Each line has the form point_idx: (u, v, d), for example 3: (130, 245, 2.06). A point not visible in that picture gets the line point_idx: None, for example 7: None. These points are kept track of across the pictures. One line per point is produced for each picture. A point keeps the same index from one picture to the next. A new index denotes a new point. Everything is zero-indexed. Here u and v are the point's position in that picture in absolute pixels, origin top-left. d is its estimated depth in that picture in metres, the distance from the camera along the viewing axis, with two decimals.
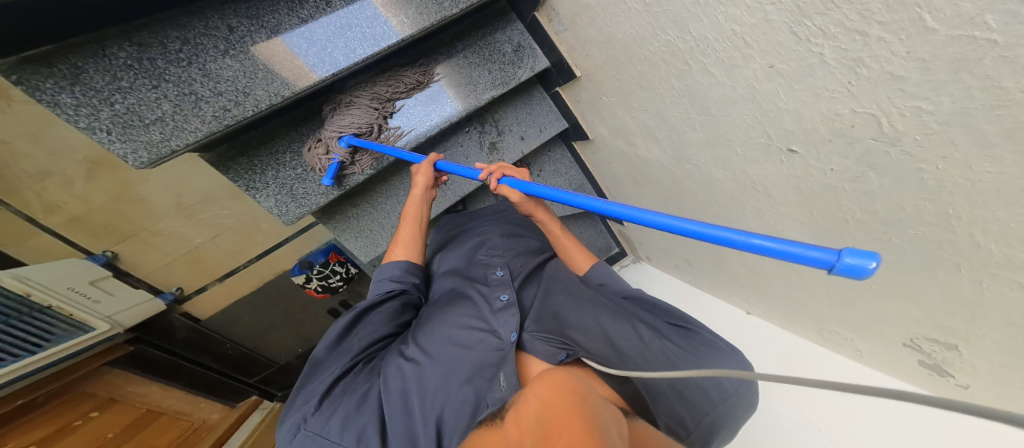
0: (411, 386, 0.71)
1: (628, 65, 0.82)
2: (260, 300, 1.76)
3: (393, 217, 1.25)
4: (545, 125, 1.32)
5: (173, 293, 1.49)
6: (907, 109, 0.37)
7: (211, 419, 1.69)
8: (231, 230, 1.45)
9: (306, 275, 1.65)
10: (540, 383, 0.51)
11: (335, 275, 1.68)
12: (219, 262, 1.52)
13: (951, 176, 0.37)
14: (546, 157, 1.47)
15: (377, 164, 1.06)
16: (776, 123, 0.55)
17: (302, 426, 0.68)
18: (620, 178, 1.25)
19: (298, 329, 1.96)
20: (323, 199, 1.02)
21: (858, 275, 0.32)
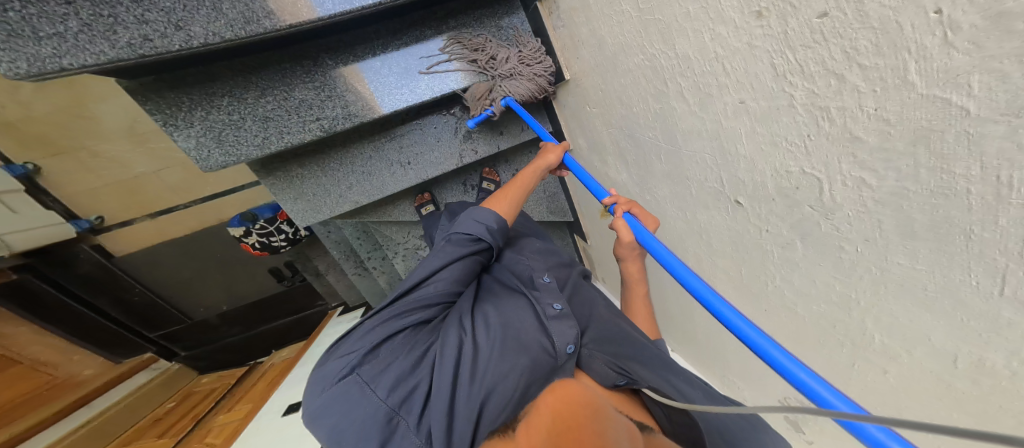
0: (466, 360, 0.65)
1: (613, 75, 0.80)
2: (189, 246, 1.85)
3: (342, 186, 1.08)
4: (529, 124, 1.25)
5: (90, 222, 1.60)
6: (851, 179, 0.37)
7: (84, 374, 1.69)
8: (181, 167, 1.67)
9: (245, 228, 1.66)
10: (551, 393, 0.60)
11: (280, 233, 1.73)
12: (156, 194, 1.68)
13: (865, 260, 0.39)
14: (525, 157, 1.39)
15: (330, 126, 0.91)
16: (731, 170, 0.55)
17: (355, 370, 0.61)
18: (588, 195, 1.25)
19: (229, 285, 2.02)
20: (257, 151, 0.87)
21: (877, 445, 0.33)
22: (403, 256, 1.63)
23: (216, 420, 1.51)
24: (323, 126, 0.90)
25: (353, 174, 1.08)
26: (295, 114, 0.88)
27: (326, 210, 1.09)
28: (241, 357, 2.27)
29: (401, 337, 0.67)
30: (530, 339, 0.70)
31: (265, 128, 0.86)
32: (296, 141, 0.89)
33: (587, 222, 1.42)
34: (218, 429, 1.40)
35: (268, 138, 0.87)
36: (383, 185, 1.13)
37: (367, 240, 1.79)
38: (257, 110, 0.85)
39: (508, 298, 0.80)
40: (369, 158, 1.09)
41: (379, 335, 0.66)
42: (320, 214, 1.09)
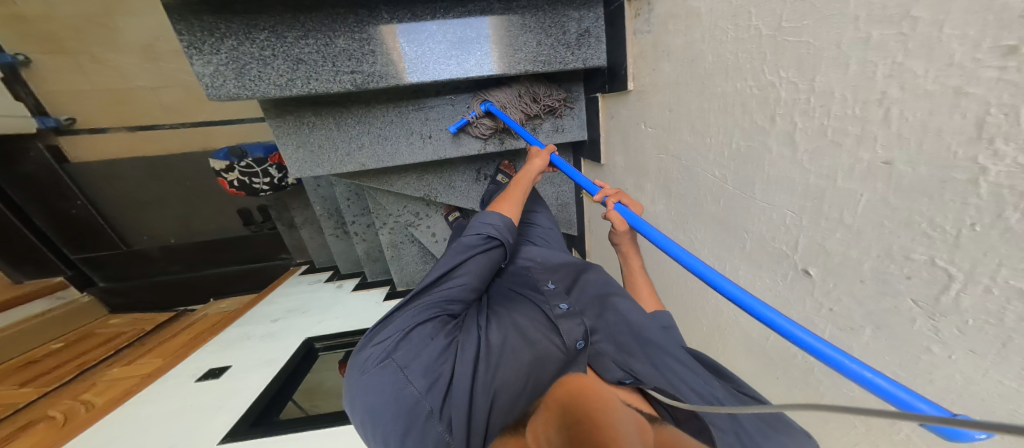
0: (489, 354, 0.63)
1: (696, 95, 0.63)
2: (162, 166, 1.86)
3: (353, 145, 0.98)
4: (564, 127, 1.10)
5: (57, 122, 1.71)
6: (993, 285, 0.29)
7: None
8: (184, 88, 1.79)
9: (231, 163, 1.52)
10: (562, 385, 0.38)
11: (266, 176, 1.60)
12: (139, 110, 1.77)
13: (956, 368, 0.33)
14: None
15: (363, 83, 0.81)
16: (818, 238, 0.44)
17: (389, 356, 0.59)
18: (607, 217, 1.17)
19: (184, 218, 1.99)
20: (276, 92, 0.78)
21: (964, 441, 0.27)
22: (390, 228, 1.55)
23: (105, 374, 1.35)
24: (355, 80, 0.80)
25: (369, 134, 0.98)
26: (330, 62, 0.78)
27: (328, 165, 0.98)
28: (165, 302, 2.14)
29: (423, 327, 0.64)
30: (542, 339, 0.66)
31: (295, 70, 0.77)
32: (321, 89, 0.80)
33: (593, 242, 1.35)
34: (101, 387, 1.25)
35: (293, 80, 0.78)
36: (395, 154, 1.02)
37: (356, 202, 1.69)
38: (292, 50, 0.76)
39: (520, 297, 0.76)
40: (392, 123, 0.98)
41: (410, 320, 0.65)
42: (318, 169, 0.97)
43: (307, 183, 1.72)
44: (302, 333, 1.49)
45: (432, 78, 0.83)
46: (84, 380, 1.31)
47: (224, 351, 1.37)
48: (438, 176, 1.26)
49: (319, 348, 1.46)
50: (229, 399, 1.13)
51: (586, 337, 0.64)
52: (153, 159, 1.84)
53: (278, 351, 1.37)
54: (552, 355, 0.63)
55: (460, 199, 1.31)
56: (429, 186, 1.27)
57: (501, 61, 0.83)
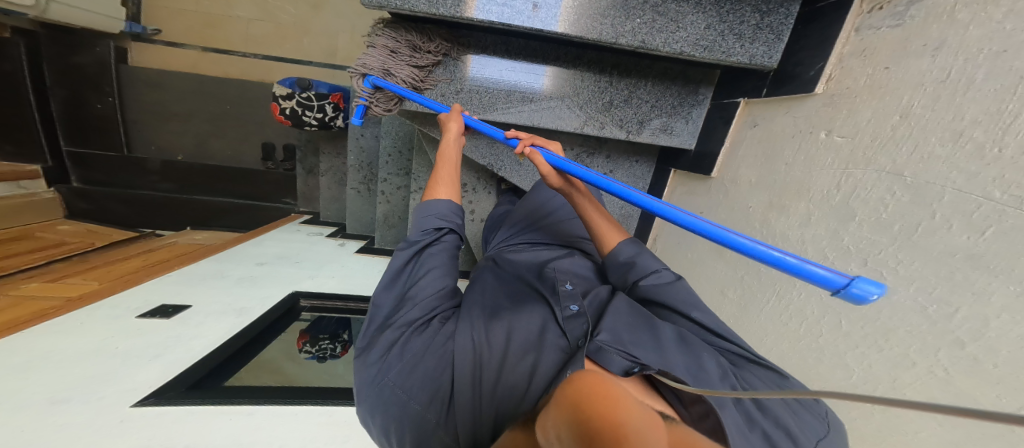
0: (485, 364, 0.55)
1: (925, 99, 0.47)
2: (206, 85, 1.79)
3: (453, 88, 0.90)
4: (672, 129, 0.95)
5: (144, 30, 1.71)
6: None
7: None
8: (275, 24, 1.78)
9: (292, 91, 1.44)
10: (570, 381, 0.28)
11: (319, 113, 1.50)
12: (221, 33, 1.77)
13: None
14: (628, 163, 1.20)
15: (508, 20, 0.70)
16: None
17: (381, 376, 0.53)
18: (695, 241, 1.02)
19: (205, 138, 1.88)
20: (423, 8, 0.68)
21: (861, 299, 0.37)
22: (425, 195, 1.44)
23: (22, 288, 1.20)
24: (501, 16, 0.69)
25: (474, 81, 0.89)
26: None
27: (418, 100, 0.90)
28: (136, 218, 1.96)
29: (415, 336, 0.57)
30: (542, 339, 0.57)
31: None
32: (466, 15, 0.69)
33: None
34: (13, 301, 1.10)
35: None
36: (491, 108, 0.92)
37: (396, 161, 1.59)
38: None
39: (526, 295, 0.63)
40: (500, 75, 0.89)
41: (394, 338, 0.56)
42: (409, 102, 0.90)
43: (352, 130, 1.64)
44: (287, 285, 1.35)
45: (582, 31, 0.71)
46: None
47: (173, 287, 1.22)
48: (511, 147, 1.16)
49: (303, 307, 1.32)
50: (169, 349, 0.95)
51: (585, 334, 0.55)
52: (206, 78, 1.78)
53: (252, 301, 1.22)
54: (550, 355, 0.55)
55: (524, 179, 1.19)
56: (496, 156, 1.17)
57: (662, 36, 0.72)
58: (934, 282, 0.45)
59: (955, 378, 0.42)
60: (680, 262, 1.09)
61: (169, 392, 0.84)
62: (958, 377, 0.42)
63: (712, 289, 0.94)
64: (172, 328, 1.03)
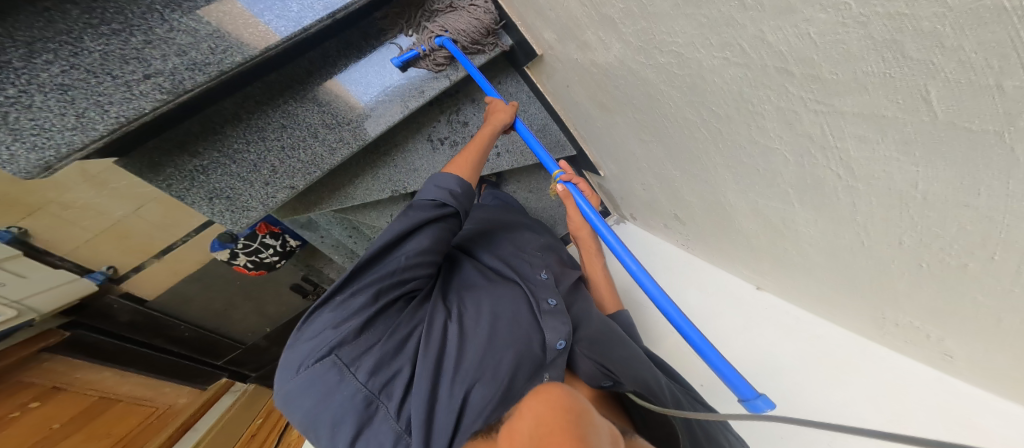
0: (450, 353, 0.58)
1: None
2: (205, 278, 1.88)
3: (265, 170, 0.76)
4: (478, 44, 0.95)
5: (106, 272, 1.55)
6: None
7: (179, 403, 1.66)
8: (156, 199, 1.52)
9: (229, 250, 1.57)
10: (535, 394, 0.43)
11: (268, 247, 1.62)
12: (149, 236, 1.59)
13: None
14: (494, 90, 1.13)
15: (179, 85, 0.55)
16: None
17: (333, 350, 0.52)
18: (587, 112, 0.84)
19: (261, 309, 2.13)
20: (79, 137, 0.49)
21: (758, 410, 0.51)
22: None
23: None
24: (166, 87, 0.54)
25: (276, 151, 0.77)
26: (115, 74, 0.50)
27: (259, 205, 0.77)
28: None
29: (384, 312, 0.57)
30: (515, 331, 0.61)
31: (67, 102, 0.48)
32: (139, 112, 0.53)
33: (592, 148, 1.11)
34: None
35: (90, 114, 0.50)
36: (319, 158, 0.81)
37: (360, 234, 1.64)
38: (42, 74, 0.46)
39: (500, 283, 0.71)
40: (287, 129, 0.78)
41: (362, 311, 0.55)
42: (254, 211, 0.77)
43: (310, 238, 1.68)
44: None
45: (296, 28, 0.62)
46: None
47: None
48: (392, 165, 1.07)
49: None
50: None
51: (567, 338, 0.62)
52: (196, 274, 1.84)
53: None
54: (531, 350, 0.60)
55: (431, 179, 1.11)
56: (391, 180, 1.07)
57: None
58: (702, 35, 0.35)
59: (834, 103, 0.27)
60: (598, 141, 0.98)
61: None
62: (833, 100, 0.27)
63: (633, 141, 0.75)
64: None
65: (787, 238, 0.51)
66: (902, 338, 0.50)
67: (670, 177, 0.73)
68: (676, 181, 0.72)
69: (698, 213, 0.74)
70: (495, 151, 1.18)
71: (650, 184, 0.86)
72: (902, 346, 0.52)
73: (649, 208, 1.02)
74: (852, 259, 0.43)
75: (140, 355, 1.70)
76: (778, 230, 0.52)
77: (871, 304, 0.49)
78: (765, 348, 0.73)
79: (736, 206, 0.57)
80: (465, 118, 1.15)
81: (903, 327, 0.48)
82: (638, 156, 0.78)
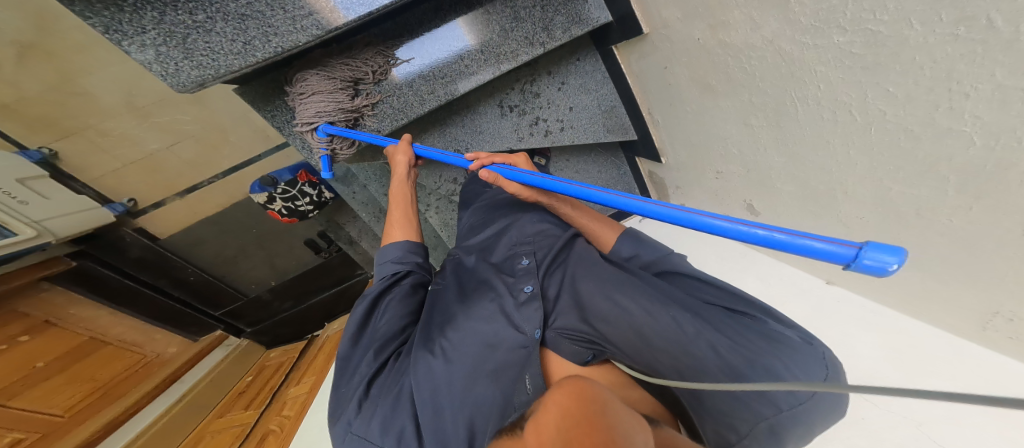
0: (439, 388, 0.66)
1: None
2: (225, 223, 1.85)
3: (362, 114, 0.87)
4: (585, 16, 0.95)
5: (125, 205, 1.57)
6: None
7: (168, 352, 1.82)
8: (193, 138, 1.55)
9: (269, 193, 1.57)
10: (557, 388, 0.41)
11: (305, 196, 1.63)
12: (177, 173, 1.61)
13: None
14: (572, 66, 1.16)
15: (328, 24, 0.72)
16: None
17: (349, 431, 0.67)
18: (681, 91, 0.89)
19: (273, 261, 2.08)
20: (238, 61, 0.70)
21: (879, 272, 0.32)
22: (436, 209, 1.54)
23: (291, 390, 1.47)
24: (319, 25, 0.72)
25: (379, 94, 0.85)
26: (280, 9, 0.69)
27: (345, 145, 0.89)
28: (301, 331, 2.39)
29: (376, 380, 0.71)
30: (488, 345, 0.69)
31: (242, 30, 0.68)
32: (289, 45, 0.72)
33: (663, 134, 1.15)
34: (292, 402, 1.34)
35: (251, 43, 0.69)
36: (409, 107, 0.88)
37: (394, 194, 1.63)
38: (226, 6, 0.65)
39: (472, 298, 0.77)
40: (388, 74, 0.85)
41: (358, 392, 0.70)
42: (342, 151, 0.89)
43: (342, 193, 1.71)
44: None
45: None
46: (279, 399, 1.44)
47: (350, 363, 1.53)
48: (459, 125, 1.11)
49: None
50: None
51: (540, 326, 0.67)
52: (217, 218, 1.82)
53: None
54: (510, 361, 0.67)
55: (492, 142, 1.13)
56: (455, 140, 1.12)
57: None
58: (932, 11, 0.37)
59: None
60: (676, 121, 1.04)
61: None
62: None
63: (733, 122, 0.78)
64: None
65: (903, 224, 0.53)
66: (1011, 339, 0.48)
67: (764, 162, 0.76)
68: (773, 167, 0.73)
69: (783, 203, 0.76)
70: (560, 125, 1.19)
71: (729, 172, 0.89)
72: (1017, 350, 0.47)
73: (715, 198, 1.04)
74: (987, 248, 0.44)
75: (141, 295, 1.73)
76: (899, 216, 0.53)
77: (986, 295, 0.48)
78: (838, 341, 0.70)
79: (852, 190, 0.59)
80: (538, 90, 1.14)
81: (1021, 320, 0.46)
82: (730, 139, 0.82)
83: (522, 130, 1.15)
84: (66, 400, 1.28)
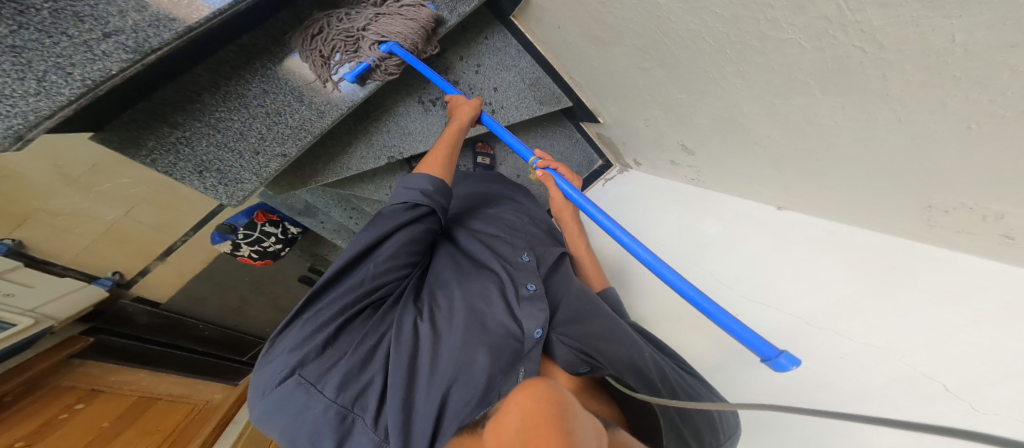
0: (420, 357, 0.60)
1: None
2: (215, 275, 1.86)
3: (252, 137, 0.83)
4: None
5: (112, 278, 1.56)
6: None
7: (216, 398, 1.64)
8: (147, 200, 1.51)
9: (231, 241, 1.55)
10: (521, 389, 0.41)
11: (270, 236, 1.62)
12: (148, 236, 1.58)
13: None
14: (481, 46, 1.11)
15: (146, 42, 0.57)
16: None
17: (296, 371, 0.55)
18: (584, 53, 0.87)
19: (276, 302, 2.09)
20: (42, 105, 0.52)
21: (783, 366, 0.57)
22: None
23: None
24: (135, 44, 0.56)
25: (263, 117, 0.83)
26: (76, 30, 0.53)
27: (251, 176, 0.84)
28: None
29: (349, 325, 0.61)
30: (487, 322, 0.65)
31: (29, 65, 0.51)
32: (105, 73, 0.55)
33: (591, 95, 1.13)
34: None
35: (51, 80, 0.53)
36: (306, 123, 0.88)
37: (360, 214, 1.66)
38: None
39: (473, 277, 0.75)
40: (265, 94, 0.83)
41: (325, 325, 0.59)
42: (247, 183, 0.84)
43: (312, 225, 1.69)
44: None
45: None
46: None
47: None
48: (386, 131, 1.15)
49: None
50: None
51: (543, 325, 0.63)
52: (203, 273, 1.82)
53: None
54: (502, 347, 0.61)
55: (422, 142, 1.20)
56: (384, 147, 1.16)
57: None
58: None
59: None
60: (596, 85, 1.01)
61: None
62: None
63: (634, 70, 0.76)
64: None
65: (810, 137, 0.53)
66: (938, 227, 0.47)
67: (678, 105, 0.75)
68: (677, 100, 0.74)
69: (710, 135, 0.75)
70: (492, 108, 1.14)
71: (659, 118, 0.87)
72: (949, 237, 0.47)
73: (656, 144, 1.02)
74: (888, 138, 0.42)
75: (164, 353, 1.69)
76: (802, 130, 0.53)
77: (912, 191, 0.46)
78: (802, 264, 0.69)
79: (751, 115, 0.60)
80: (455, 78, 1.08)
81: (956, 211, 0.43)
82: (639, 85, 0.80)
83: None
84: (154, 442, 1.14)
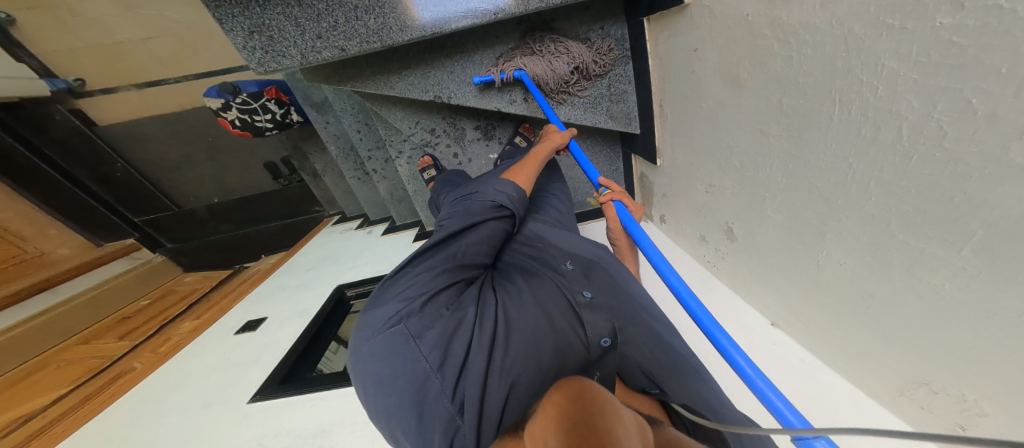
0: (503, 337, 0.55)
1: None
2: (175, 126, 1.88)
3: (324, 23, 0.81)
4: None
5: (68, 82, 1.69)
6: None
7: (57, 254, 1.77)
8: (170, 37, 1.65)
9: (224, 100, 1.41)
10: (557, 388, 0.32)
11: (266, 114, 1.49)
12: (139, 63, 1.71)
13: None
14: (590, 33, 1.11)
15: None
16: None
17: (400, 321, 0.53)
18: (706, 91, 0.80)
19: (219, 177, 2.06)
20: None
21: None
22: (407, 158, 1.42)
23: (177, 331, 1.43)
24: None
25: (346, 9, 0.80)
26: None
27: (296, 54, 0.82)
28: (229, 259, 2.28)
29: (445, 294, 0.59)
30: (558, 316, 0.60)
31: None
32: None
33: (666, 132, 1.05)
34: (169, 341, 1.34)
35: None
36: (383, 32, 0.84)
37: (368, 134, 1.56)
38: None
39: (536, 274, 0.71)
40: None
41: (427, 287, 0.58)
42: (287, 59, 0.83)
43: (315, 119, 1.62)
44: (333, 281, 1.51)
45: None
46: (161, 336, 1.40)
47: (261, 303, 1.44)
48: (447, 69, 1.07)
49: (350, 296, 1.46)
50: (262, 354, 1.15)
51: (612, 333, 0.58)
52: (169, 119, 1.85)
53: (310, 301, 1.39)
54: (574, 349, 0.56)
55: (478, 99, 1.13)
56: (440, 85, 1.08)
57: None
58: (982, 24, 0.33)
59: None
60: (683, 126, 0.94)
61: (268, 387, 1.01)
62: None
63: (749, 134, 0.70)
64: (258, 337, 1.24)
65: (889, 277, 0.49)
66: (925, 407, 0.50)
67: (767, 169, 0.67)
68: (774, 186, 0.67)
69: (772, 235, 0.70)
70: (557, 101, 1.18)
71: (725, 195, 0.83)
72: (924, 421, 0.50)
73: (698, 215, 0.97)
74: (961, 322, 0.42)
75: (51, 180, 1.78)
76: (884, 268, 0.50)
77: (922, 365, 0.48)
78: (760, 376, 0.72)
79: (844, 236, 0.54)
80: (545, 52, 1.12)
81: (945, 396, 0.46)
82: (737, 149, 0.74)
83: (516, 93, 1.18)
84: None
